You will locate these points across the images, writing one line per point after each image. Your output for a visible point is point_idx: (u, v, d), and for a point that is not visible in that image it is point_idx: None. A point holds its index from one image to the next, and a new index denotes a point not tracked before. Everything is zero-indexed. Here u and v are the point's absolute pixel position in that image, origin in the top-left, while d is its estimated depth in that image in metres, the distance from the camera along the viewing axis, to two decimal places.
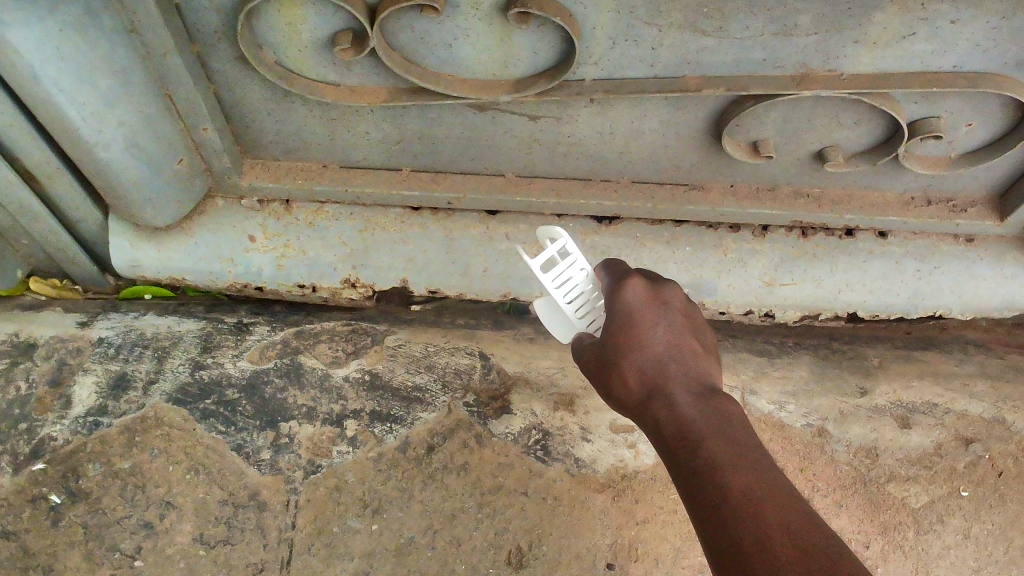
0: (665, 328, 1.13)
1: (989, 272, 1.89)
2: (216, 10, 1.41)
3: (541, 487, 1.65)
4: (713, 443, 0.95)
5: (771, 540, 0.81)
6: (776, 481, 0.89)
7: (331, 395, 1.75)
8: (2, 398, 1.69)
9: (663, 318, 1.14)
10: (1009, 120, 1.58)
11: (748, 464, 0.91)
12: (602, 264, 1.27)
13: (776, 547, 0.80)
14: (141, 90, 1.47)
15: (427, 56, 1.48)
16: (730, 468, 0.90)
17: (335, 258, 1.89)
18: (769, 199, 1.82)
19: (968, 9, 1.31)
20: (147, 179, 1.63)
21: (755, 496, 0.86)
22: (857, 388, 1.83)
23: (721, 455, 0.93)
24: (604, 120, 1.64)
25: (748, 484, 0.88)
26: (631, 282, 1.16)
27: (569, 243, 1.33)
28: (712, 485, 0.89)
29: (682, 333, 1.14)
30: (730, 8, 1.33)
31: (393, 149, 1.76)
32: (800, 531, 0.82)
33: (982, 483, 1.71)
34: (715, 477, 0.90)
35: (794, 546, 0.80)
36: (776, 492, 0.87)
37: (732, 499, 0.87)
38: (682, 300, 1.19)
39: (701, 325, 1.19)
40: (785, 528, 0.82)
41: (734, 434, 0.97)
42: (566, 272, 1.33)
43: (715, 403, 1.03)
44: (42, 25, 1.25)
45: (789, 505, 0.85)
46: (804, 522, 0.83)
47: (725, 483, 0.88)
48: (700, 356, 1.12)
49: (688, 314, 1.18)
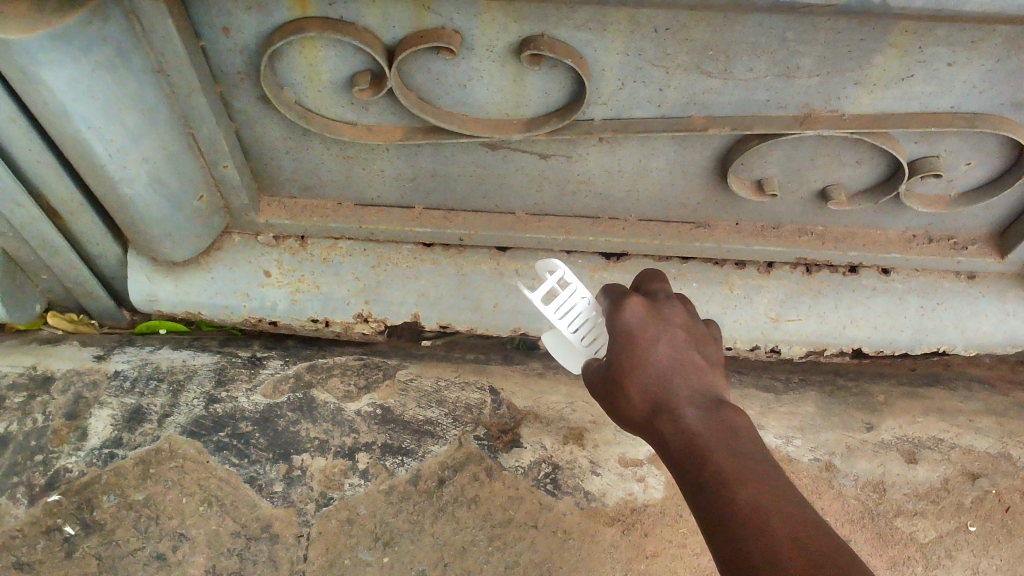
0: (668, 345, 1.14)
1: (991, 308, 1.92)
2: (240, 52, 1.46)
3: (551, 521, 1.66)
4: (719, 457, 0.97)
5: (779, 553, 0.83)
6: (783, 494, 0.90)
7: (343, 428, 1.77)
8: (19, 430, 1.73)
9: (664, 335, 1.15)
10: (1007, 159, 1.63)
11: (755, 477, 0.93)
12: (602, 291, 1.27)
13: (784, 560, 0.82)
14: (165, 128, 1.52)
15: (442, 96, 1.53)
16: (737, 483, 0.92)
17: (348, 293, 1.93)
18: (773, 236, 1.86)
19: (964, 53, 1.35)
20: (167, 214, 1.67)
21: (763, 509, 0.88)
22: (863, 424, 1.84)
23: (727, 469, 0.94)
24: (613, 158, 1.69)
25: (755, 497, 0.90)
26: (631, 300, 1.17)
27: (568, 274, 1.34)
28: (719, 500, 0.91)
29: (685, 349, 1.14)
30: (734, 51, 1.38)
31: (407, 187, 1.81)
32: (808, 542, 0.84)
33: (989, 518, 1.72)
34: (722, 492, 0.92)
35: (802, 556, 0.82)
36: (784, 505, 0.89)
37: (740, 514, 0.89)
38: (684, 316, 1.20)
39: (705, 339, 1.20)
40: (792, 540, 0.84)
41: (741, 448, 0.98)
42: (568, 301, 1.34)
43: (721, 416, 1.04)
44: (75, 66, 1.31)
45: (796, 517, 0.87)
46: (812, 533, 0.85)
47: (733, 498, 0.90)
48: (705, 370, 1.13)
49: (690, 329, 1.18)
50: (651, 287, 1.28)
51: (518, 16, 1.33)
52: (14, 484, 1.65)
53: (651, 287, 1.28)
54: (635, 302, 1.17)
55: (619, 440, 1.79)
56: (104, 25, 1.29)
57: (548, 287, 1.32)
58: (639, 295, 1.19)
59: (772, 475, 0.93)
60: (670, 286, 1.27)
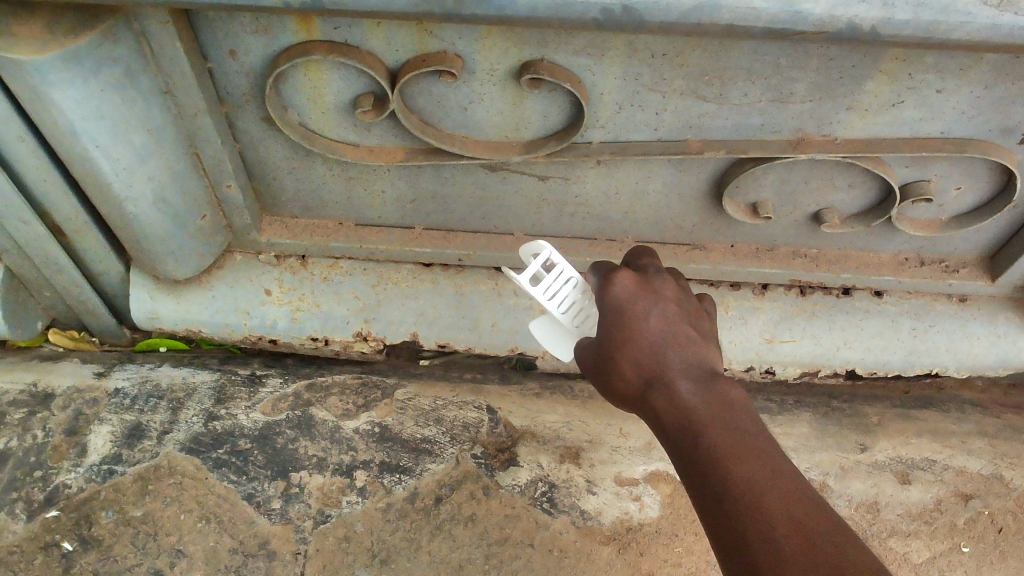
0: (659, 318, 1.15)
1: (982, 331, 1.95)
2: (246, 74, 1.49)
3: (547, 539, 1.67)
4: (713, 432, 0.99)
5: (776, 532, 0.86)
6: (780, 470, 0.93)
7: (342, 445, 1.78)
8: (19, 446, 1.74)
9: (655, 308, 1.17)
10: (996, 185, 1.66)
11: (751, 452, 0.95)
12: (591, 268, 1.28)
13: (781, 541, 0.85)
14: (170, 147, 1.54)
15: (443, 119, 1.56)
16: (732, 459, 0.94)
17: (347, 312, 1.95)
18: (768, 258, 1.89)
19: (952, 80, 1.39)
20: (171, 232, 1.70)
21: (759, 486, 0.90)
22: (857, 445, 1.86)
23: (722, 446, 0.96)
24: (610, 181, 1.72)
25: (752, 474, 0.92)
26: (620, 274, 1.19)
27: (553, 254, 1.35)
28: (715, 477, 0.94)
29: (677, 322, 1.16)
30: (729, 77, 1.42)
31: (407, 208, 1.84)
32: (805, 521, 0.86)
33: (982, 539, 1.73)
34: (718, 469, 0.94)
35: (799, 536, 0.85)
36: (780, 482, 0.91)
37: (736, 490, 0.91)
38: (675, 290, 1.21)
39: (698, 312, 1.21)
40: (789, 518, 0.87)
41: (736, 423, 1.00)
42: (554, 285, 1.34)
43: (715, 390, 1.06)
44: (85, 87, 1.33)
45: (793, 494, 0.89)
46: (808, 511, 0.87)
47: (729, 475, 0.93)
48: (697, 342, 1.15)
49: (681, 302, 1.20)
50: (641, 261, 1.29)
51: (518, 41, 1.37)
52: (13, 499, 1.66)
53: (639, 261, 1.29)
54: (625, 277, 1.19)
55: (615, 459, 1.81)
56: (114, 46, 1.33)
57: (533, 269, 1.34)
58: (629, 269, 1.20)
59: (768, 451, 0.96)
60: (659, 261, 1.28)
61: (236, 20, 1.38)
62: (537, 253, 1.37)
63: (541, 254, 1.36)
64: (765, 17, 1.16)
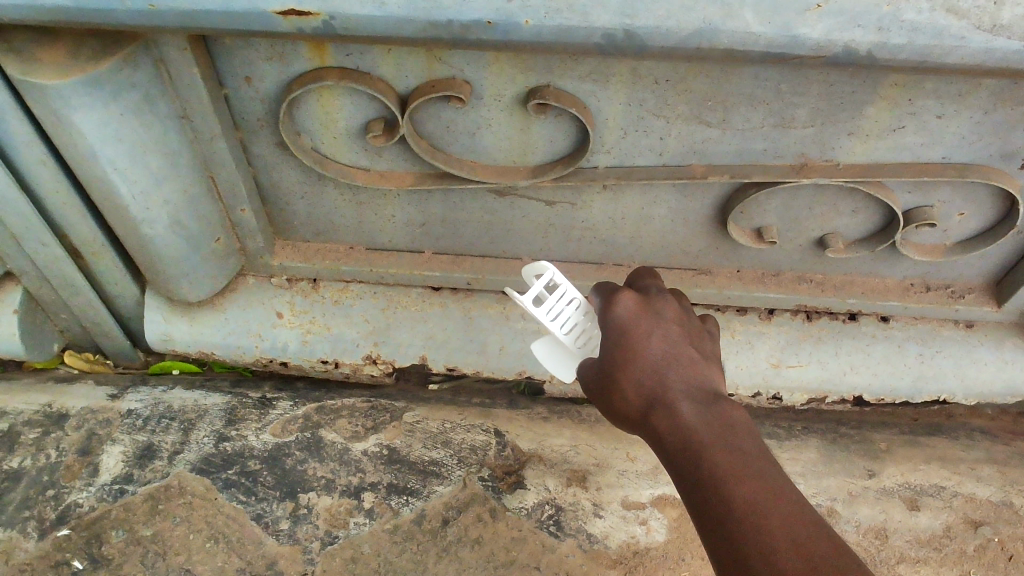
0: (661, 339, 1.17)
1: (989, 356, 1.95)
2: (261, 100, 1.53)
3: (553, 563, 1.67)
4: (715, 454, 1.00)
5: (778, 554, 0.87)
6: (781, 492, 0.94)
7: (350, 467, 1.79)
8: (33, 465, 1.76)
9: (657, 330, 1.18)
10: (999, 210, 1.67)
11: (752, 475, 0.96)
12: (593, 288, 1.30)
13: (782, 562, 0.86)
14: (186, 170, 1.58)
15: (452, 143, 1.60)
16: (734, 480, 0.96)
17: (357, 334, 1.98)
18: (774, 283, 1.91)
19: (951, 105, 1.41)
20: (186, 255, 1.74)
21: (760, 507, 0.92)
22: (865, 471, 1.85)
23: (723, 468, 0.98)
24: (616, 206, 1.75)
25: (752, 496, 0.93)
26: (622, 295, 1.21)
27: (555, 275, 1.35)
28: (717, 497, 0.95)
29: (678, 343, 1.18)
30: (731, 103, 1.45)
31: (417, 233, 1.87)
32: (807, 543, 0.87)
33: (992, 567, 1.71)
34: (720, 489, 0.95)
35: (801, 558, 0.86)
36: (782, 505, 0.92)
37: (737, 512, 0.92)
38: (677, 312, 1.23)
39: (699, 334, 1.23)
40: (791, 541, 0.88)
41: (738, 444, 1.02)
42: (557, 307, 1.35)
43: (715, 411, 1.07)
44: (105, 111, 1.38)
45: (796, 517, 0.91)
46: (811, 533, 0.88)
47: (732, 497, 0.94)
48: (699, 364, 1.17)
49: (683, 323, 1.22)
50: (643, 283, 1.31)
51: (524, 67, 1.41)
52: (25, 518, 1.67)
53: (642, 283, 1.32)
54: (627, 298, 1.21)
55: (622, 483, 1.80)
56: (134, 73, 1.37)
57: (537, 290, 1.33)
58: (632, 291, 1.22)
59: (767, 471, 0.97)
60: (661, 283, 1.31)
61: (251, 47, 1.43)
62: (539, 273, 1.36)
63: (543, 274, 1.36)
64: (762, 42, 1.18)
